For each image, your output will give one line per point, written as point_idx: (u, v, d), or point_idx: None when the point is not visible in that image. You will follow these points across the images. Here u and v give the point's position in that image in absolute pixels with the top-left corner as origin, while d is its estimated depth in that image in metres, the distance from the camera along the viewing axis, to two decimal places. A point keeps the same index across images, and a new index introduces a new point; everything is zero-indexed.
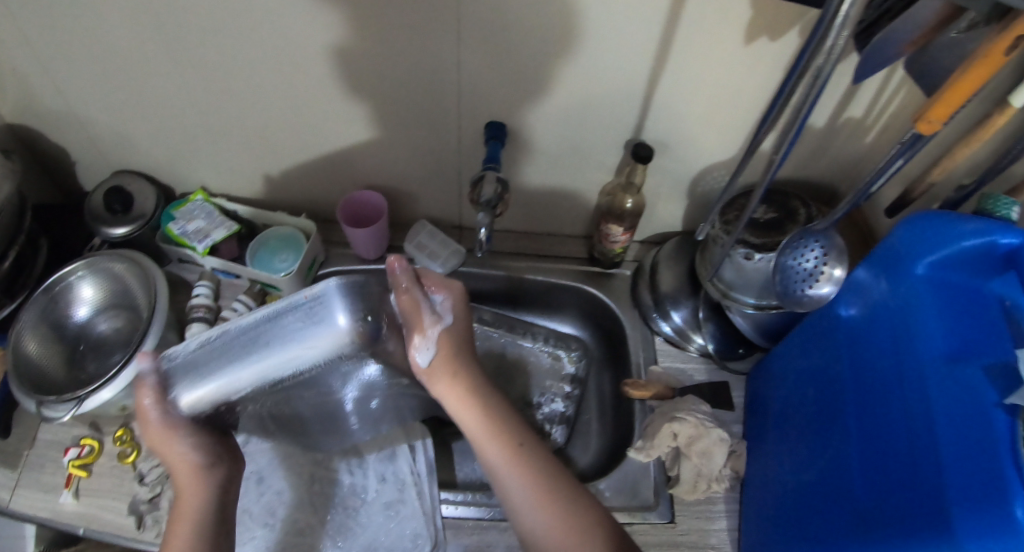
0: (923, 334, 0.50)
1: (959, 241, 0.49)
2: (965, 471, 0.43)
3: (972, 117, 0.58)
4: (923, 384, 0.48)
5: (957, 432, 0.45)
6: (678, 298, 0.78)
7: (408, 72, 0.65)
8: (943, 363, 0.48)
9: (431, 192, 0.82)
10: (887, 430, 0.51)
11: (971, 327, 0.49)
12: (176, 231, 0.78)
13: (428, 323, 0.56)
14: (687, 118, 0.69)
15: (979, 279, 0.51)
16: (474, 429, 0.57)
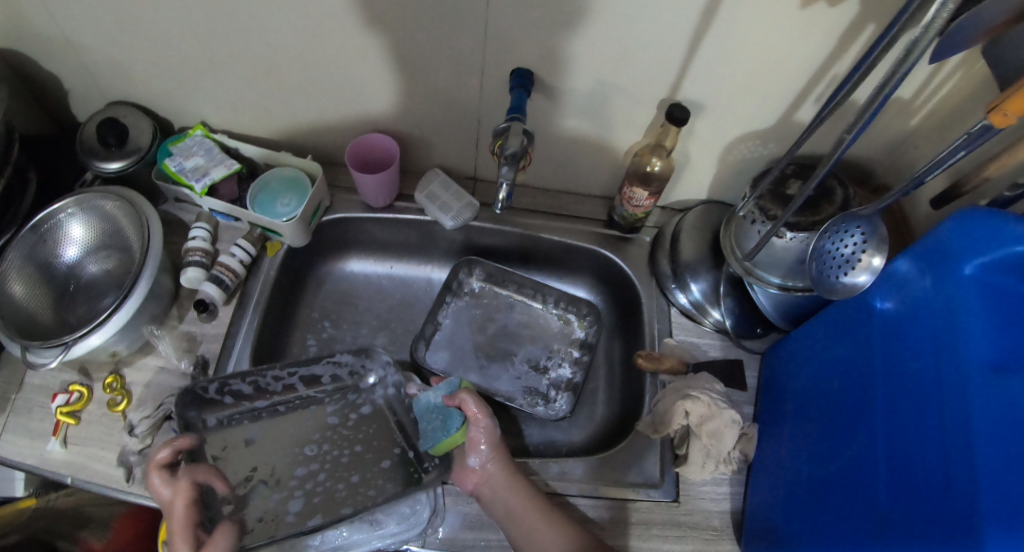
0: (968, 338, 0.47)
1: (1012, 244, 0.48)
2: (1002, 485, 0.41)
3: None
4: (963, 391, 0.45)
5: (996, 443, 0.42)
6: (699, 268, 0.73)
7: (435, 14, 0.60)
8: (988, 371, 0.45)
9: (446, 142, 0.77)
10: (918, 434, 0.48)
11: (1015, 336, 0.47)
12: (172, 168, 0.73)
13: (479, 438, 0.63)
14: (727, 82, 0.65)
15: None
16: (512, 506, 0.60)
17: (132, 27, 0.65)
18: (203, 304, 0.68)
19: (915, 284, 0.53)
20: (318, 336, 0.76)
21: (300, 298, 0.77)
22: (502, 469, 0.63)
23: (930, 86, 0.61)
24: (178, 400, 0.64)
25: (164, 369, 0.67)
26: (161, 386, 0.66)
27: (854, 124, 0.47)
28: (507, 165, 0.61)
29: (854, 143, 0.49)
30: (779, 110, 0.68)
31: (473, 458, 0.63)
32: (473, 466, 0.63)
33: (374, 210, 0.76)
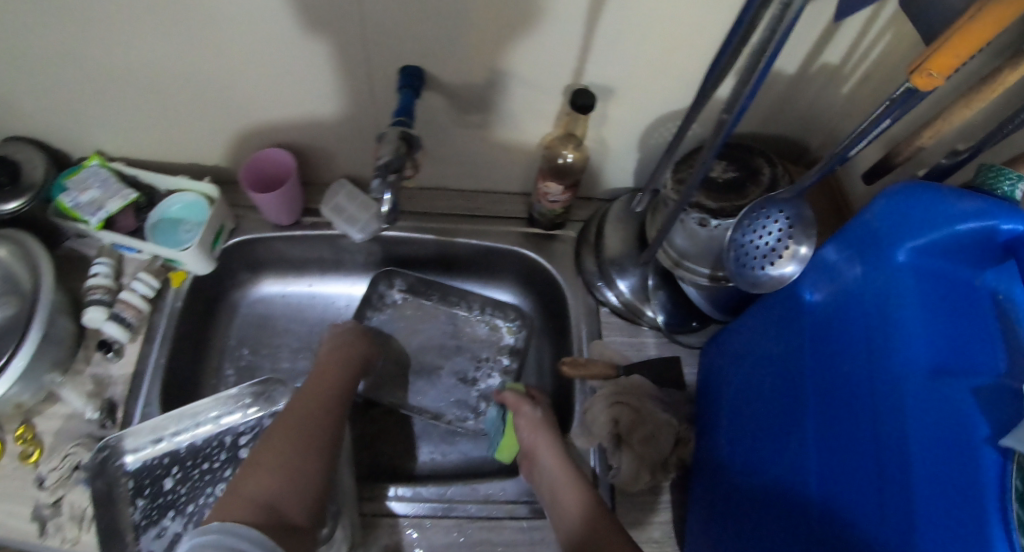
0: (902, 337, 0.41)
1: (953, 224, 0.41)
2: (942, 517, 0.36)
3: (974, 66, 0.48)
4: (898, 399, 0.40)
5: (936, 466, 0.37)
6: (625, 264, 0.69)
7: (306, 15, 0.54)
8: (927, 375, 0.40)
9: (351, 151, 0.73)
10: (853, 446, 0.43)
11: (957, 331, 0.42)
12: (67, 204, 0.69)
13: (524, 417, 0.63)
14: (639, 60, 0.59)
15: (972, 270, 0.44)
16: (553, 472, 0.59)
17: None
18: (106, 344, 0.65)
19: (846, 273, 0.47)
20: (236, 365, 0.73)
21: (215, 327, 0.75)
22: (548, 445, 0.61)
23: (859, 48, 0.55)
24: (82, 450, 0.62)
25: (72, 416, 0.65)
26: (69, 434, 0.64)
27: (737, 96, 0.41)
28: (381, 175, 0.56)
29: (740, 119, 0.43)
30: (700, 86, 0.62)
31: (526, 436, 0.62)
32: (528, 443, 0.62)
33: (282, 229, 0.72)
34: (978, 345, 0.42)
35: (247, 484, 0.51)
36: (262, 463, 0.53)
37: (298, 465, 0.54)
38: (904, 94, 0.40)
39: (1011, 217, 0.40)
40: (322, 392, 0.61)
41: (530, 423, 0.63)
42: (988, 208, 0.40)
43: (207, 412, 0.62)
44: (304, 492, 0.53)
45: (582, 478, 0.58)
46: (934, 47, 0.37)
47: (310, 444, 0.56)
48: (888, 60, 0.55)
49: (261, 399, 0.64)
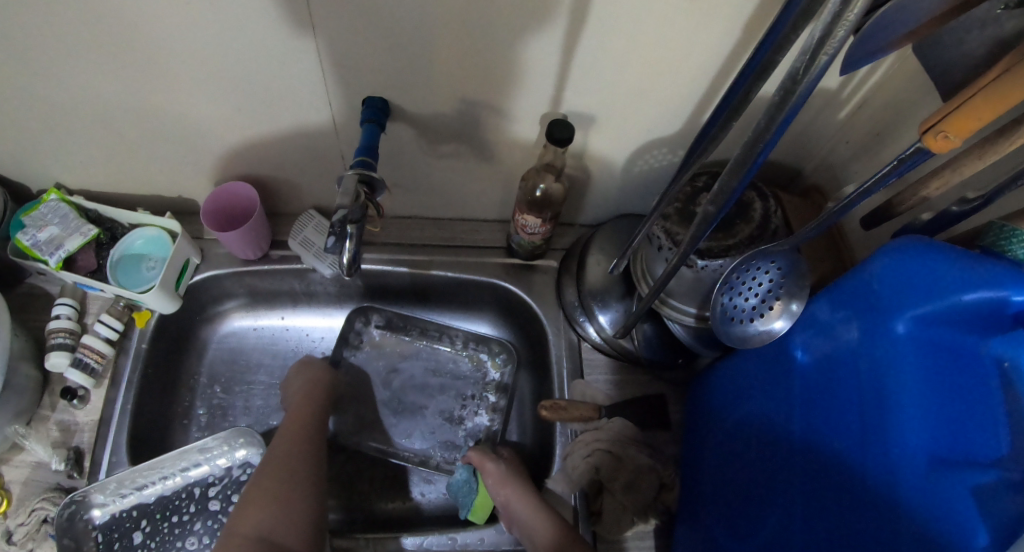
0: (897, 420, 0.39)
1: (956, 294, 0.37)
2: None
3: None
4: (894, 493, 0.38)
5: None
6: (608, 298, 0.66)
7: (250, 45, 0.50)
8: (926, 466, 0.37)
9: (316, 181, 0.69)
10: (840, 530, 0.41)
11: (957, 411, 0.38)
12: (25, 243, 0.66)
13: (485, 466, 0.62)
14: (616, 87, 0.54)
15: (974, 337, 0.39)
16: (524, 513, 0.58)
17: None
18: (68, 392, 0.63)
19: (840, 338, 0.44)
20: (208, 403, 0.72)
21: (185, 364, 0.72)
22: (515, 488, 0.59)
23: (860, 74, 0.50)
24: (49, 504, 0.60)
25: (39, 464, 0.62)
26: (35, 485, 0.61)
27: (737, 171, 0.36)
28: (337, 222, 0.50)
29: (742, 191, 0.38)
30: (684, 112, 0.57)
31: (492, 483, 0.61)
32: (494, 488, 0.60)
33: (248, 264, 0.70)
34: (981, 430, 0.37)
35: (243, 521, 0.52)
36: (260, 492, 0.54)
37: (285, 498, 0.54)
38: (916, 154, 0.35)
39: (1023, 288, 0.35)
40: (299, 425, 0.61)
41: (492, 471, 0.61)
42: (996, 278, 0.36)
43: (175, 465, 0.60)
44: (302, 521, 0.54)
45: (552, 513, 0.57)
46: (956, 102, 0.31)
47: (296, 479, 0.56)
48: (890, 88, 0.50)
49: (227, 449, 0.62)
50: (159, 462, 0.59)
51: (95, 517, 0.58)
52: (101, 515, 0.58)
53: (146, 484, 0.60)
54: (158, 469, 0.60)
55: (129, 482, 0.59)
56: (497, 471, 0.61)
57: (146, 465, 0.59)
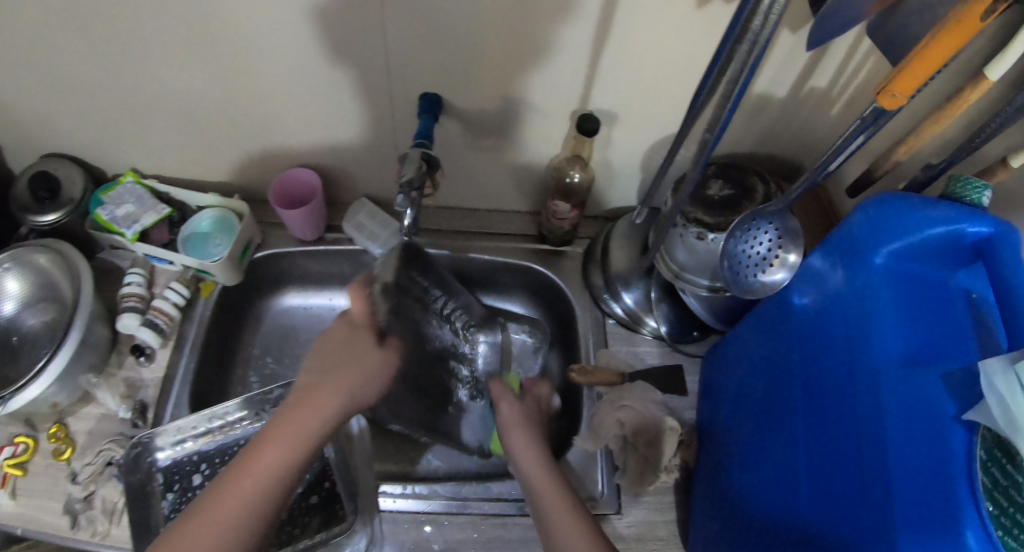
0: (879, 333, 0.46)
1: (924, 228, 0.46)
2: (916, 491, 0.40)
3: (946, 89, 0.54)
4: (876, 390, 0.44)
5: (908, 443, 0.42)
6: (630, 278, 0.74)
7: (335, 45, 0.61)
8: (900, 367, 0.44)
9: (372, 173, 0.79)
10: (836, 434, 0.47)
11: (931, 326, 0.46)
12: (105, 217, 0.74)
13: (506, 402, 0.66)
14: (637, 88, 0.65)
15: (945, 271, 0.48)
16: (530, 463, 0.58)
17: (58, 80, 0.69)
18: (138, 349, 0.69)
19: (829, 278, 0.52)
20: (260, 373, 0.78)
21: (241, 336, 0.80)
22: (528, 439, 0.61)
23: (844, 74, 0.60)
24: (117, 446, 0.65)
25: (106, 416, 0.68)
26: (103, 433, 0.68)
27: (714, 123, 0.47)
28: (403, 192, 0.60)
29: (719, 142, 0.49)
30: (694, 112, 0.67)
31: (505, 414, 0.65)
32: (505, 418, 0.64)
33: (303, 244, 0.78)
34: (952, 337, 0.45)
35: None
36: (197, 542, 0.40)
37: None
38: (873, 114, 0.46)
39: (976, 220, 0.44)
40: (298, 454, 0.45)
41: (510, 412, 0.65)
42: (955, 214, 0.45)
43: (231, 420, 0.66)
44: None
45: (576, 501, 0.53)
46: (899, 69, 0.42)
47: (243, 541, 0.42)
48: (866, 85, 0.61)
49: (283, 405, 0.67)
50: (221, 411, 0.66)
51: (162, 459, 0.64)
52: (166, 457, 0.64)
53: (209, 431, 0.66)
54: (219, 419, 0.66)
55: (192, 430, 0.65)
56: (513, 415, 0.65)
57: (210, 412, 0.65)
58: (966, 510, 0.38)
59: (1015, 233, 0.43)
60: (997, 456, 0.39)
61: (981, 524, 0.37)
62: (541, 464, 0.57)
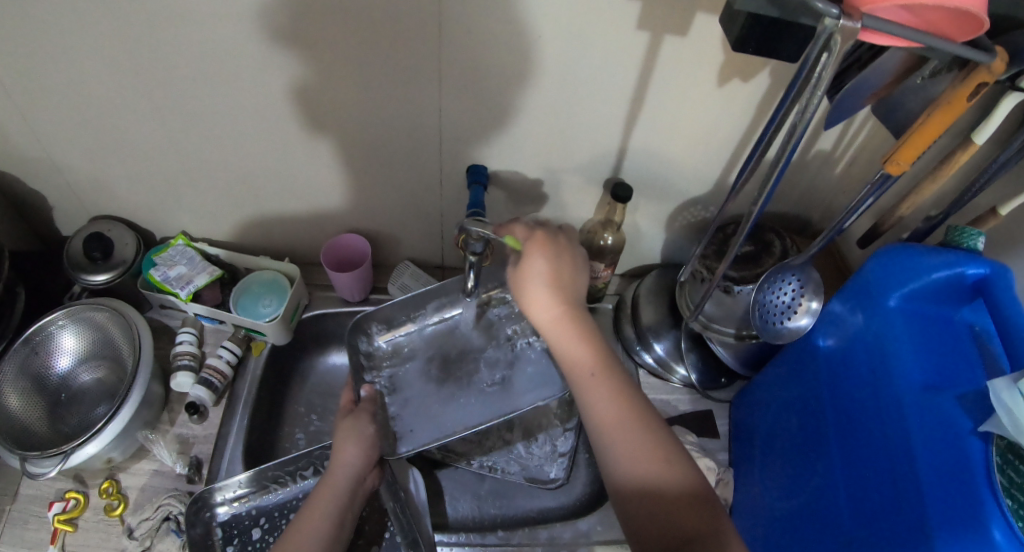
0: (899, 364, 0.52)
1: (929, 273, 0.52)
2: (946, 496, 0.45)
3: (940, 152, 0.63)
4: (902, 415, 0.50)
5: (934, 459, 0.47)
6: (661, 329, 0.80)
7: (393, 120, 0.68)
8: (920, 393, 0.50)
9: (414, 234, 0.85)
10: (870, 456, 0.53)
11: (943, 356, 0.52)
12: (158, 278, 0.77)
13: (534, 292, 0.59)
14: (665, 159, 0.72)
15: (950, 308, 0.54)
16: (581, 371, 0.57)
17: (126, 148, 0.74)
18: (194, 406, 0.74)
19: (850, 321, 0.58)
20: (307, 431, 0.82)
21: (287, 394, 0.84)
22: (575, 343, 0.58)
23: (847, 139, 0.69)
24: (175, 501, 0.69)
25: (158, 472, 0.72)
26: (158, 489, 0.71)
27: (760, 193, 0.53)
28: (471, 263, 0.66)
29: (764, 207, 0.55)
30: (714, 179, 0.75)
31: (539, 315, 0.59)
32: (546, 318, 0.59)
33: (351, 305, 0.85)
34: (961, 364, 0.52)
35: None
36: (312, 518, 0.63)
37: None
38: (882, 179, 0.53)
39: (974, 263, 0.51)
40: (337, 486, 0.66)
41: (545, 297, 0.59)
42: (956, 259, 0.52)
43: (298, 475, 0.72)
44: None
45: (643, 426, 0.53)
46: (899, 143, 0.50)
47: (338, 529, 0.63)
48: (869, 152, 0.70)
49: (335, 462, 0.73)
50: (281, 466, 0.71)
51: (223, 516, 0.69)
52: (228, 513, 0.69)
53: (268, 487, 0.71)
54: (280, 473, 0.71)
55: (253, 484, 0.70)
56: (551, 312, 0.59)
57: (270, 468, 0.71)
58: (992, 512, 0.43)
59: (1008, 274, 0.50)
60: (1011, 459, 0.45)
61: (1004, 521, 0.42)
62: (609, 392, 0.55)
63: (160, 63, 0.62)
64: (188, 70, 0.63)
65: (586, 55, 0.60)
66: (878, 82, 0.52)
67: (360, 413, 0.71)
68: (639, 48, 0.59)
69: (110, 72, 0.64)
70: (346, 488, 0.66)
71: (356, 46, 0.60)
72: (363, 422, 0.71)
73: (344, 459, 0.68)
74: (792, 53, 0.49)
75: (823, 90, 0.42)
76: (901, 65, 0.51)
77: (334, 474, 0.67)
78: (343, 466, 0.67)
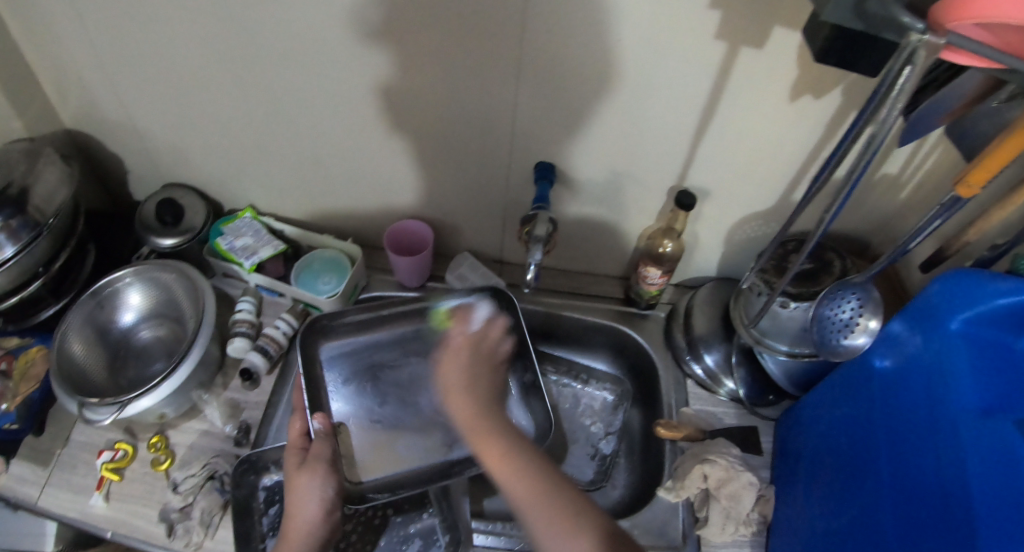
0: (957, 388, 0.51)
1: (993, 299, 0.50)
2: (1000, 523, 0.44)
3: (1012, 178, 0.62)
4: (957, 440, 0.49)
5: (991, 485, 0.46)
6: (711, 341, 0.80)
7: (462, 112, 0.70)
8: (977, 417, 0.49)
9: (473, 225, 0.87)
10: (921, 478, 0.52)
11: (1001, 382, 0.51)
12: (224, 247, 0.81)
13: (300, 479, 0.63)
14: (728, 169, 0.73)
15: (1011, 336, 0.52)
16: (309, 521, 0.61)
17: (202, 119, 0.78)
18: (248, 372, 0.76)
19: (908, 343, 0.57)
20: None
21: None
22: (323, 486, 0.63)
23: (913, 164, 0.70)
24: (221, 461, 0.72)
25: (207, 432, 0.75)
26: (203, 448, 0.74)
27: (831, 205, 0.54)
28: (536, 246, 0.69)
29: (834, 221, 0.55)
30: (778, 194, 0.75)
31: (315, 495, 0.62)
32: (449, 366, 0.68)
33: (408, 290, 0.88)
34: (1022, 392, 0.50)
35: None
36: None
37: None
38: (952, 200, 0.54)
39: None
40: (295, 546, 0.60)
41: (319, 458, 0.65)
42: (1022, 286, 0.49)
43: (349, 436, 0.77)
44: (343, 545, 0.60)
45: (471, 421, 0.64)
46: (971, 164, 0.51)
47: None
48: (937, 177, 0.70)
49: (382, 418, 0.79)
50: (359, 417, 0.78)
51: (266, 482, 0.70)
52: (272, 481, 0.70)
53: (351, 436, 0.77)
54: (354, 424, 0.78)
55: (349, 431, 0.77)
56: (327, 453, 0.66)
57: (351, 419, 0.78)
58: None
59: None
60: None
61: None
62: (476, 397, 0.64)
63: (244, 42, 0.65)
64: (274, 49, 0.66)
65: (658, 60, 0.61)
66: (956, 102, 0.52)
67: (314, 467, 0.64)
68: (714, 58, 0.60)
69: (197, 47, 0.67)
70: (317, 537, 0.61)
71: (438, 36, 0.61)
72: (325, 477, 0.63)
73: (304, 512, 0.61)
74: (873, 68, 0.50)
75: (902, 103, 0.44)
76: (979, 88, 0.51)
77: (297, 522, 0.61)
78: (302, 524, 0.61)
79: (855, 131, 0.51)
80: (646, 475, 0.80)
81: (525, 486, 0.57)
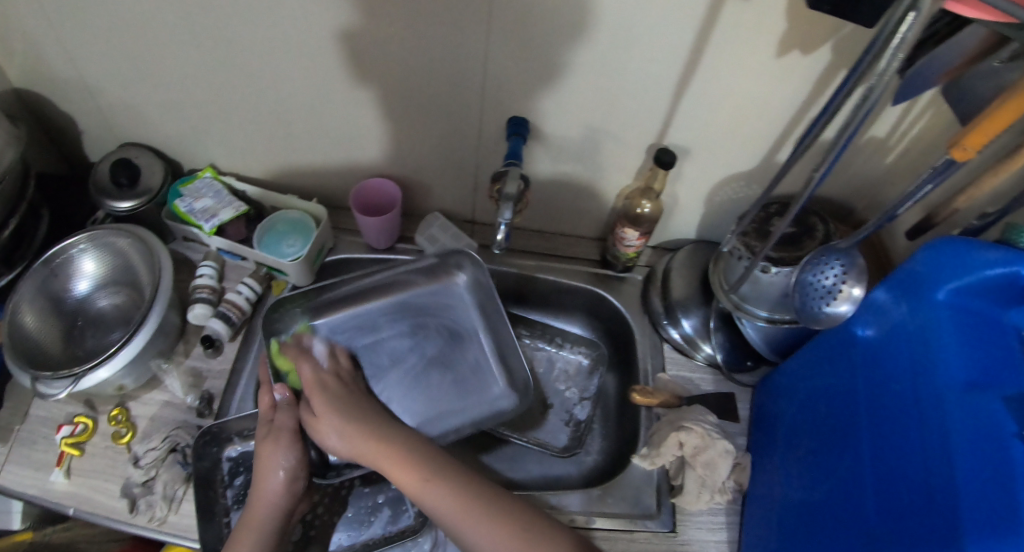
0: (941, 360, 0.49)
1: (982, 270, 0.48)
2: (983, 500, 0.42)
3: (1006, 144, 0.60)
4: (941, 413, 0.47)
5: (974, 459, 0.44)
6: (689, 306, 0.79)
7: (431, 65, 0.66)
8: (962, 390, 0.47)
9: (446, 186, 0.84)
10: (901, 451, 0.50)
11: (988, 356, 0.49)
12: (182, 209, 0.77)
13: (268, 450, 0.63)
14: (712, 129, 0.70)
15: (998, 308, 0.50)
16: (272, 493, 0.61)
17: (155, 75, 0.73)
18: (209, 339, 0.74)
19: (893, 312, 0.55)
20: None
21: None
22: (289, 454, 0.63)
23: (902, 126, 0.67)
24: (183, 433, 0.70)
25: (169, 403, 0.72)
26: (166, 420, 0.71)
27: (821, 164, 0.51)
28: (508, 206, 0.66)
29: (823, 182, 0.52)
30: (761, 155, 0.72)
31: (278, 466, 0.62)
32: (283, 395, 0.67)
33: (376, 252, 0.85)
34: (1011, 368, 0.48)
35: None
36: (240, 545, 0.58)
37: None
38: (946, 164, 0.51)
39: None
40: (260, 514, 0.60)
41: (285, 426, 0.65)
42: (1011, 258, 0.48)
43: None
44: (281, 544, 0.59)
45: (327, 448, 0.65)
46: (967, 127, 0.47)
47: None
48: (927, 142, 0.67)
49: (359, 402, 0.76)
50: None
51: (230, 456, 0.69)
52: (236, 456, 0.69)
53: None
54: None
55: None
56: (292, 420, 0.66)
57: None
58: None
59: None
60: None
61: None
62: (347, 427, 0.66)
63: None
64: None
65: (639, 11, 0.57)
66: (953, 60, 0.49)
67: (277, 436, 0.63)
68: (699, 9, 0.56)
69: None
70: (280, 506, 0.61)
71: None
72: (286, 448, 0.63)
73: (271, 480, 0.61)
74: (869, 19, 0.46)
75: (902, 54, 0.40)
76: (981, 44, 0.47)
77: (264, 487, 0.61)
78: (268, 492, 0.61)
79: (850, 84, 0.47)
80: (621, 442, 0.79)
81: (451, 505, 0.60)
